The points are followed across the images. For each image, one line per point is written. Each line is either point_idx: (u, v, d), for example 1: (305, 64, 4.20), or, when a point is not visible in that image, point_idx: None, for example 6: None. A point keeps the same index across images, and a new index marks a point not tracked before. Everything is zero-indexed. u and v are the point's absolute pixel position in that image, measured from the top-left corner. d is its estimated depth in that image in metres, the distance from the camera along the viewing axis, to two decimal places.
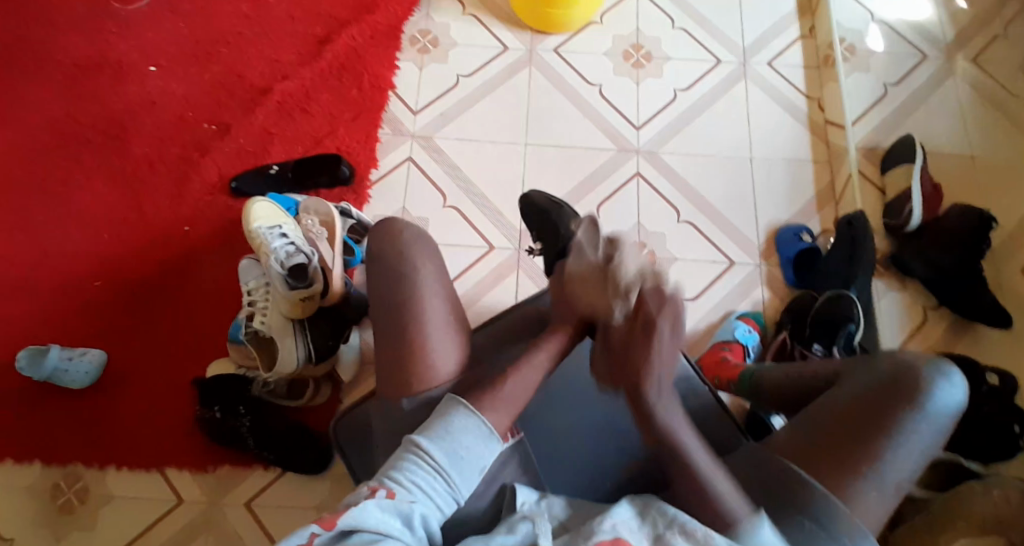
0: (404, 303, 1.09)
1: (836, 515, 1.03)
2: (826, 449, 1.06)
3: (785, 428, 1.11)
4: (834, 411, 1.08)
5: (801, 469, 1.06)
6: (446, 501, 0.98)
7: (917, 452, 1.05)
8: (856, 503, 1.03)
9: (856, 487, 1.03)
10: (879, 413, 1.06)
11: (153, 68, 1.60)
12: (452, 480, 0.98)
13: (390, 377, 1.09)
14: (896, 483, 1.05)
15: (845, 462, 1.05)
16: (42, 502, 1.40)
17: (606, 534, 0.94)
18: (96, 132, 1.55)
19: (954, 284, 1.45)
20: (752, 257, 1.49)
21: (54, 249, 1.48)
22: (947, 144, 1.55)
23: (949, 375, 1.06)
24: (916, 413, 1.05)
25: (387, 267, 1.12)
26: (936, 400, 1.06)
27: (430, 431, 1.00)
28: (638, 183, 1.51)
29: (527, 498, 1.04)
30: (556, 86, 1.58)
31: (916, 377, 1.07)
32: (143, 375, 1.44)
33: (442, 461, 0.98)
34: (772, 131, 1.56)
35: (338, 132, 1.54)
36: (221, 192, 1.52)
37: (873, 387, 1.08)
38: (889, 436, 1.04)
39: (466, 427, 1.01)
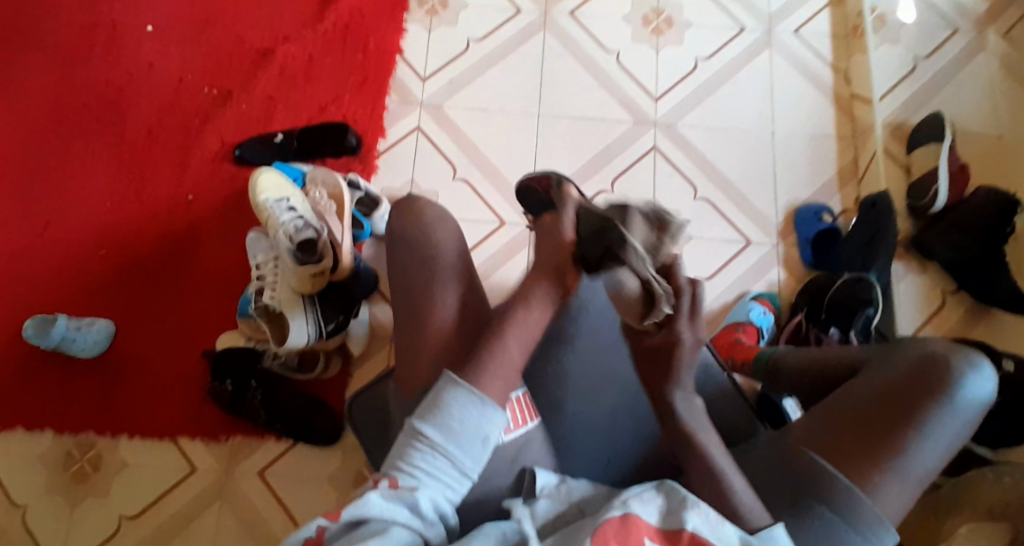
0: (425, 281, 1.10)
1: (859, 508, 1.02)
2: (850, 441, 1.05)
3: (805, 420, 1.10)
4: (856, 403, 1.07)
5: (823, 461, 1.05)
6: (454, 477, 0.96)
7: (943, 444, 1.04)
8: (881, 495, 1.02)
9: (880, 479, 1.02)
10: (903, 406, 1.05)
11: (152, 29, 1.55)
12: (454, 455, 0.96)
13: (403, 367, 1.07)
14: (920, 476, 1.04)
15: (870, 454, 1.04)
16: (54, 469, 1.41)
17: (615, 511, 0.92)
18: (96, 97, 1.52)
19: (972, 269, 1.44)
20: (768, 236, 1.46)
21: (60, 219, 1.47)
22: (975, 123, 1.50)
23: (978, 366, 1.06)
24: (939, 404, 1.05)
25: (407, 246, 1.13)
26: (961, 391, 1.06)
27: (425, 413, 0.98)
28: (654, 157, 1.47)
29: (547, 481, 1.02)
30: (572, 53, 1.52)
31: (940, 369, 1.06)
32: (152, 346, 1.45)
33: (441, 441, 0.96)
34: (793, 103, 1.51)
35: (344, 99, 1.50)
36: (224, 159, 1.49)
37: (899, 379, 1.07)
38: (914, 428, 1.03)
39: (461, 401, 0.98)
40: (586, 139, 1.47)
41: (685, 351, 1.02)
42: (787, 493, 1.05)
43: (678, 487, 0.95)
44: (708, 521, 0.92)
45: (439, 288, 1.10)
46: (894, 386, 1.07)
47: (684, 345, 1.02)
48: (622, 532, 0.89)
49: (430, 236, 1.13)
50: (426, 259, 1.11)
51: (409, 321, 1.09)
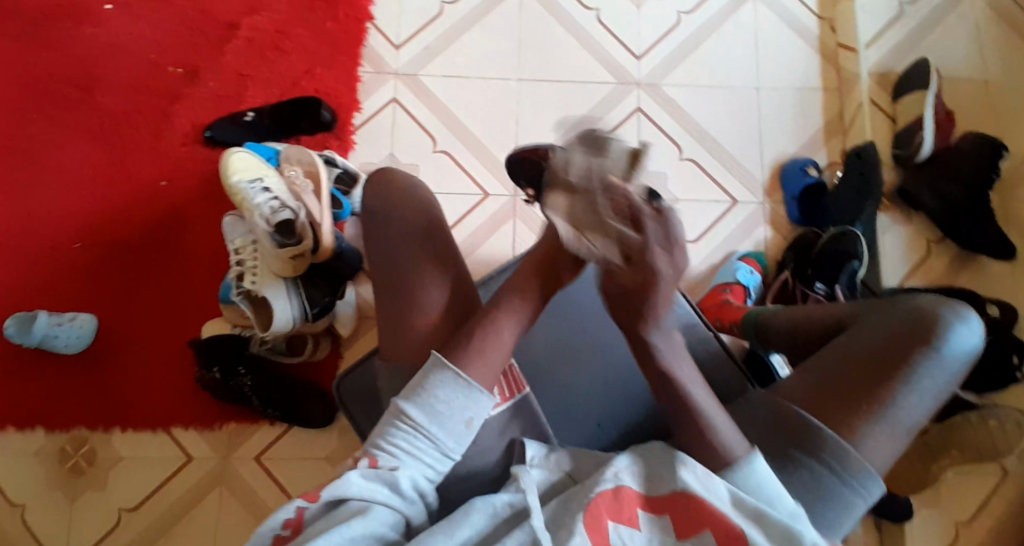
0: (399, 248, 1.05)
1: (847, 460, 1.02)
2: (839, 394, 1.04)
3: (795, 373, 1.09)
4: (846, 357, 1.07)
5: (812, 414, 1.04)
6: (435, 457, 0.95)
7: (928, 397, 1.04)
8: (867, 446, 1.02)
9: (868, 431, 1.02)
10: (893, 358, 1.05)
11: (108, 7, 1.48)
12: (435, 435, 0.95)
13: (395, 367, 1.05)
14: (908, 427, 1.04)
15: (858, 406, 1.03)
16: (48, 466, 1.40)
17: (609, 484, 0.92)
18: (57, 82, 1.45)
19: (961, 217, 1.42)
20: (755, 194, 1.44)
21: (29, 212, 1.42)
22: (962, 68, 1.48)
23: (968, 320, 1.06)
24: (928, 356, 1.05)
25: (381, 227, 1.07)
26: (950, 343, 1.05)
27: (407, 392, 0.97)
28: (639, 118, 1.44)
29: (536, 451, 1.00)
30: (551, 13, 1.47)
31: (931, 322, 1.06)
32: (136, 337, 1.42)
33: (421, 420, 0.95)
34: (778, 55, 1.48)
35: (315, 71, 1.44)
36: (196, 141, 1.44)
37: (890, 334, 1.06)
38: (903, 381, 1.04)
39: (445, 382, 0.96)
40: (569, 103, 1.43)
41: (665, 280, 0.88)
42: (777, 446, 1.04)
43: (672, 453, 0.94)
44: (700, 479, 0.92)
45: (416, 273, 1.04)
46: (885, 338, 1.06)
47: (664, 279, 0.88)
48: (615, 505, 0.91)
49: (405, 216, 1.07)
50: (407, 240, 1.06)
51: (388, 305, 1.04)
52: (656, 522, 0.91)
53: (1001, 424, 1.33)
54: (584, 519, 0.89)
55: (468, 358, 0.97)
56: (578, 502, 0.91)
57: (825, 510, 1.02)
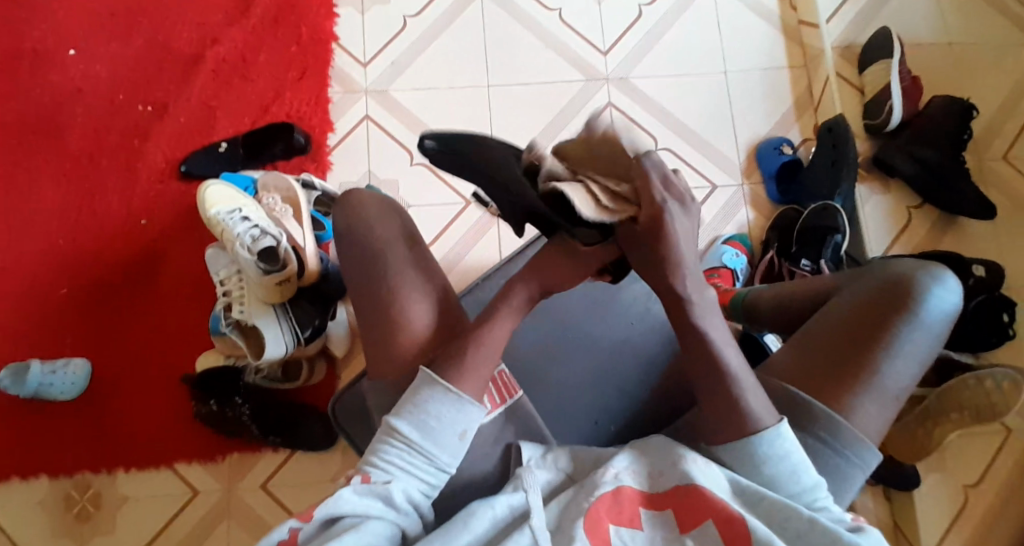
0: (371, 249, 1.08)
1: (840, 432, 1.04)
2: (825, 368, 1.07)
3: (784, 349, 1.11)
4: (828, 330, 1.09)
5: (800, 390, 1.06)
6: (430, 472, 0.95)
7: (914, 361, 1.06)
8: (857, 416, 1.04)
9: (857, 400, 1.04)
10: (873, 325, 1.07)
11: (71, 51, 1.47)
12: (429, 450, 0.95)
13: (376, 355, 1.05)
14: (896, 393, 1.06)
15: (844, 376, 1.06)
16: (55, 514, 1.40)
17: (608, 485, 0.92)
18: (25, 131, 1.44)
19: (937, 180, 1.43)
20: (734, 176, 1.46)
21: (11, 264, 1.42)
22: (925, 32, 1.49)
23: (943, 280, 1.08)
24: (908, 320, 1.07)
25: (355, 238, 1.09)
26: (930, 307, 1.08)
27: (398, 408, 0.97)
28: (611, 113, 1.44)
29: (532, 454, 1.00)
30: (514, 17, 1.47)
31: (909, 288, 1.08)
32: (132, 378, 1.42)
33: (414, 437, 0.96)
34: (742, 37, 1.49)
35: (286, 96, 1.44)
36: (172, 177, 1.43)
37: (868, 301, 1.09)
38: (887, 347, 1.06)
39: (438, 397, 0.97)
40: (540, 104, 1.44)
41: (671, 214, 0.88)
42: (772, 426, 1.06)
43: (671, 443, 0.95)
44: (700, 468, 0.93)
45: (396, 281, 1.06)
46: (865, 306, 1.09)
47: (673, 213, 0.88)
48: (615, 507, 0.91)
49: (368, 217, 1.09)
50: (372, 242, 1.08)
51: (371, 313, 1.06)
52: (658, 517, 0.91)
53: (998, 383, 1.29)
54: (585, 524, 0.89)
55: (457, 368, 0.99)
56: (578, 508, 0.91)
57: (826, 481, 1.04)
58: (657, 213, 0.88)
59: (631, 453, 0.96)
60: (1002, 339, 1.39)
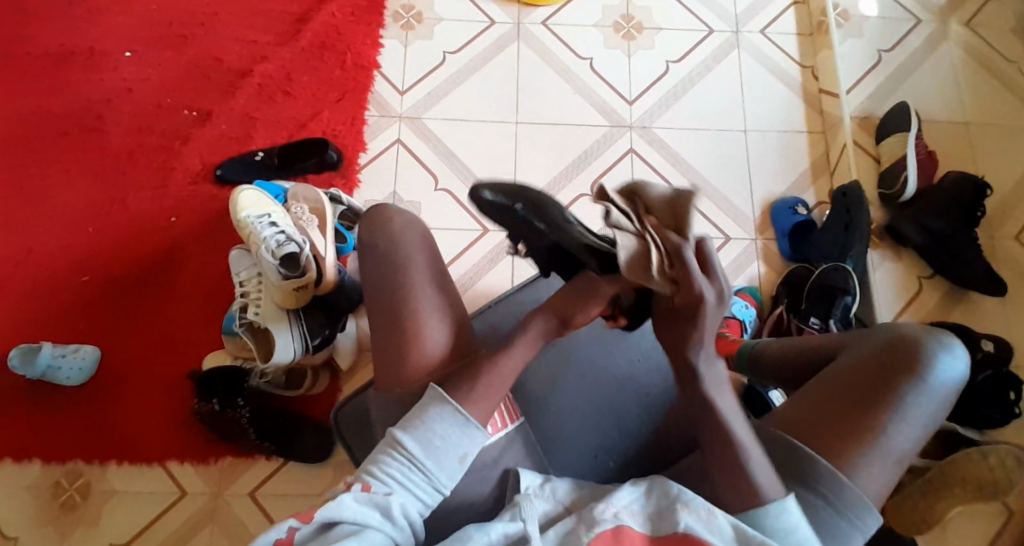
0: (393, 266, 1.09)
1: (839, 491, 1.03)
2: (828, 423, 1.06)
3: (787, 404, 1.11)
4: (833, 386, 1.09)
5: (801, 444, 1.06)
6: (426, 490, 0.96)
7: (917, 425, 1.06)
8: (857, 476, 1.04)
9: (858, 460, 1.04)
10: (878, 385, 1.06)
11: (127, 53, 1.56)
12: (429, 470, 0.97)
13: (387, 364, 1.06)
14: (898, 457, 1.05)
15: (848, 436, 1.05)
16: (43, 500, 1.38)
17: (609, 523, 0.93)
18: (74, 123, 1.52)
19: (948, 254, 1.44)
20: (747, 232, 1.48)
21: (39, 246, 1.46)
22: (943, 110, 1.53)
23: (951, 348, 1.07)
24: (915, 384, 1.06)
25: (381, 255, 1.10)
26: (937, 372, 1.07)
27: (403, 423, 0.99)
28: (632, 158, 1.49)
29: (531, 482, 1.01)
30: (547, 62, 1.54)
31: (916, 351, 1.07)
32: (138, 370, 1.43)
33: (416, 452, 0.97)
34: (764, 100, 1.55)
35: (323, 114, 1.51)
36: (206, 180, 1.49)
37: (874, 360, 1.09)
38: (891, 408, 1.05)
39: (444, 418, 0.99)
40: (564, 144, 1.49)
41: (712, 307, 0.93)
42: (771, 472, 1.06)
43: (666, 481, 0.98)
44: (703, 519, 0.94)
45: (415, 304, 1.07)
46: (869, 367, 1.08)
47: (708, 305, 0.93)
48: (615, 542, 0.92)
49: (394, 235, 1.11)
50: (394, 258, 1.09)
51: (385, 331, 1.07)
52: None
53: (1002, 460, 1.27)
54: None
55: (469, 390, 1.01)
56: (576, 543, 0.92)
57: (822, 541, 1.03)
58: (697, 304, 0.93)
59: (633, 493, 0.97)
60: (1007, 416, 1.38)
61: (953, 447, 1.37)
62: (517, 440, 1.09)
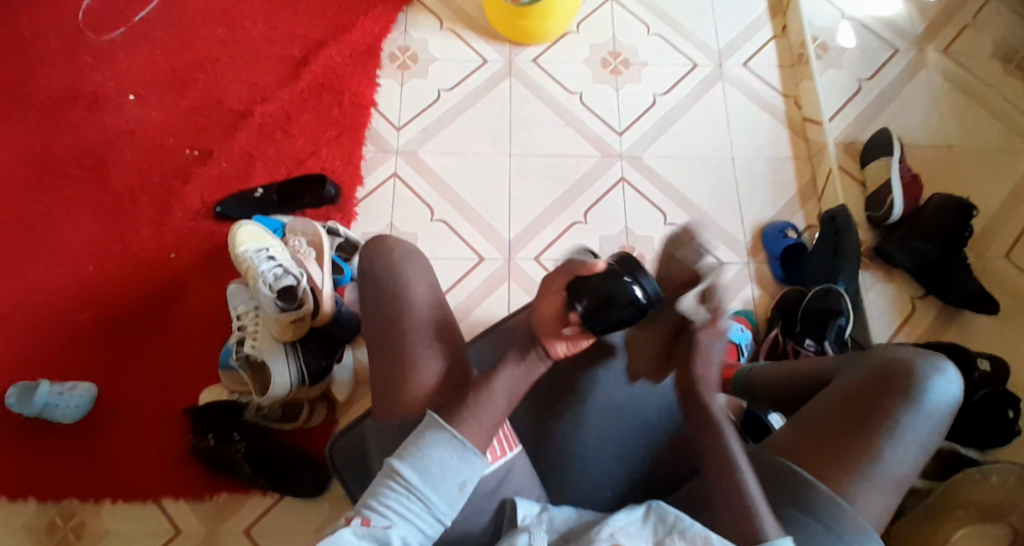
0: (391, 311, 1.07)
1: (841, 518, 1.02)
2: (826, 450, 1.06)
3: (782, 431, 1.11)
4: (829, 412, 1.08)
5: (801, 471, 1.06)
6: (426, 520, 0.95)
7: (914, 447, 1.05)
8: (858, 502, 1.04)
9: (858, 487, 1.04)
10: (875, 410, 1.06)
11: (131, 97, 1.60)
12: (427, 498, 0.95)
13: (384, 397, 1.06)
14: (896, 480, 1.05)
15: (843, 459, 1.05)
16: (36, 540, 1.36)
17: (604, 542, 0.93)
18: (76, 164, 1.54)
19: (936, 273, 1.47)
20: (739, 255, 1.51)
21: (40, 284, 1.47)
22: (925, 135, 1.57)
23: (944, 370, 1.07)
24: (910, 408, 1.06)
25: (379, 284, 1.09)
26: (930, 394, 1.07)
27: (400, 452, 0.98)
28: (623, 188, 1.52)
29: (527, 512, 1.01)
30: (538, 96, 1.59)
31: (909, 373, 1.07)
32: (135, 406, 1.42)
33: (414, 481, 0.96)
34: (751, 130, 1.59)
35: (321, 151, 1.54)
36: (206, 217, 1.52)
37: (869, 384, 1.08)
38: (888, 433, 1.05)
39: (439, 445, 0.98)
40: (558, 174, 1.53)
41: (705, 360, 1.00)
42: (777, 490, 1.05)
43: (665, 508, 0.97)
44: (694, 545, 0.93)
45: (413, 335, 1.06)
46: (865, 393, 1.08)
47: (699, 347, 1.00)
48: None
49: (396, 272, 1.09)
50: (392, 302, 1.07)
51: (384, 361, 1.06)
52: None
53: (1003, 480, 1.29)
54: None
55: (461, 410, 1.01)
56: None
57: None
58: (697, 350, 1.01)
59: (632, 517, 0.97)
60: (1011, 434, 1.38)
61: (955, 467, 1.37)
62: (517, 467, 1.07)
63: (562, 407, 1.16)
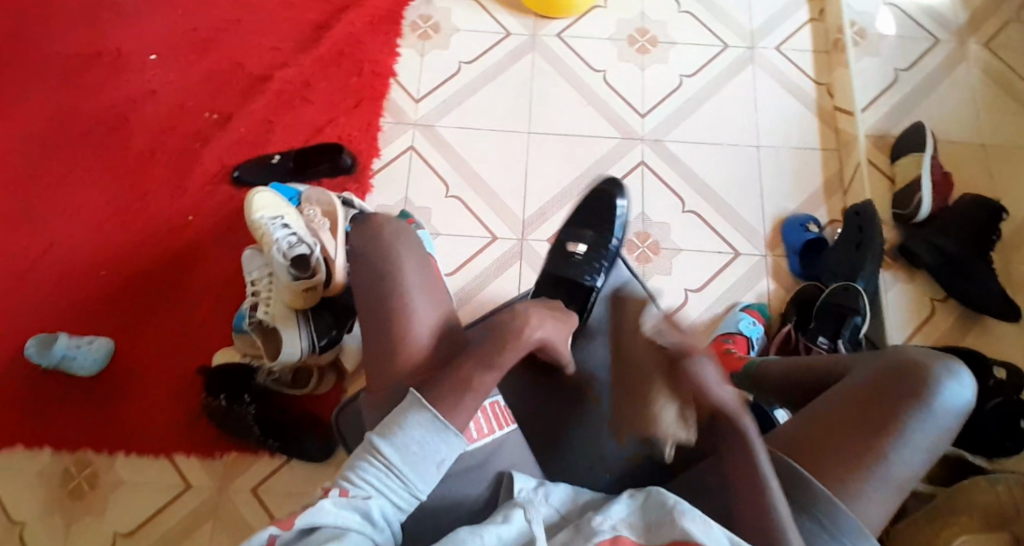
0: (384, 292, 1.03)
1: (839, 517, 0.99)
2: (829, 446, 1.03)
3: (786, 424, 1.09)
4: (837, 409, 1.06)
5: (803, 466, 1.03)
6: (403, 495, 0.93)
7: (918, 452, 1.02)
8: (858, 503, 1.00)
9: (859, 486, 1.00)
10: (883, 409, 1.03)
11: (153, 57, 1.61)
12: (406, 476, 0.93)
13: (378, 375, 1.02)
14: (899, 482, 1.02)
15: (843, 456, 1.02)
16: (51, 487, 1.39)
17: (605, 534, 0.91)
18: (100, 124, 1.56)
19: (959, 275, 1.42)
20: (756, 247, 1.47)
21: (61, 240, 1.50)
22: (960, 130, 1.52)
23: (957, 375, 1.04)
24: (920, 411, 1.03)
25: (376, 267, 1.05)
26: (941, 399, 1.03)
27: (381, 427, 0.95)
28: (642, 171, 1.50)
29: (524, 485, 0.99)
30: (559, 72, 1.56)
31: (921, 377, 1.04)
32: (148, 364, 1.45)
33: (394, 459, 0.93)
34: (777, 117, 1.55)
35: (338, 120, 1.54)
36: (223, 181, 1.53)
37: (880, 384, 1.05)
38: (895, 433, 1.02)
39: (420, 424, 0.95)
40: (575, 153, 1.51)
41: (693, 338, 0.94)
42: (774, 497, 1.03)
43: (662, 491, 0.95)
44: (700, 528, 0.90)
45: (410, 323, 1.03)
46: (874, 393, 1.05)
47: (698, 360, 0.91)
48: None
49: (390, 250, 1.05)
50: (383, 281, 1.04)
51: (379, 341, 1.03)
52: None
53: (1008, 487, 1.26)
54: None
55: (458, 397, 0.96)
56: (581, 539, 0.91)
57: None
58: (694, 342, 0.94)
59: (627, 507, 0.95)
60: (1020, 444, 1.34)
61: (961, 474, 1.33)
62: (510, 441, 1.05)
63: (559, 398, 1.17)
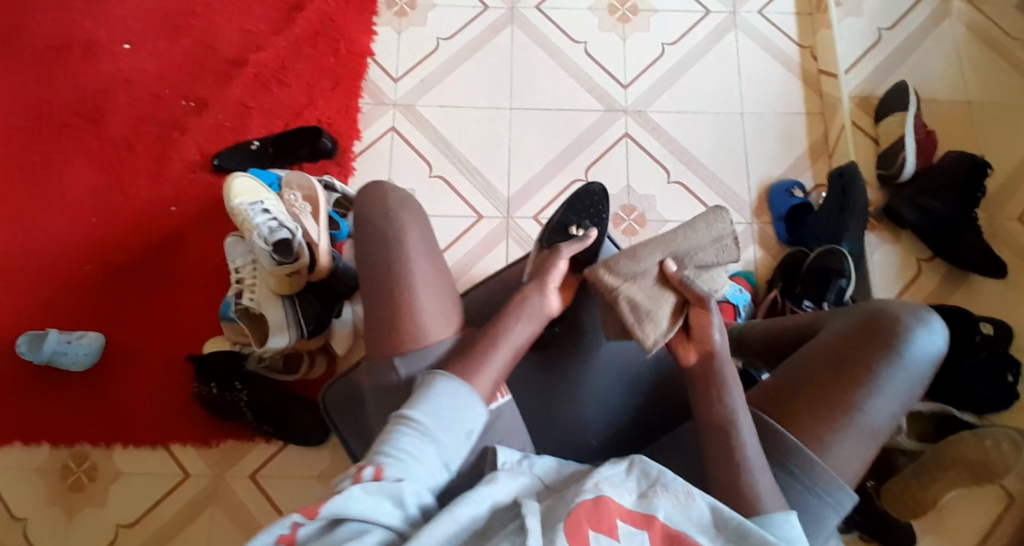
0: (386, 263, 1.02)
1: (814, 469, 0.98)
2: (802, 402, 1.01)
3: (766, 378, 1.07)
4: (809, 363, 1.04)
5: (775, 422, 1.01)
6: (438, 465, 0.92)
7: (893, 403, 1.01)
8: (832, 455, 0.99)
9: (833, 438, 0.99)
10: (855, 360, 1.01)
11: (124, 45, 1.58)
12: (441, 441, 0.92)
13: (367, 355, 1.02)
14: (874, 432, 1.01)
15: (819, 408, 1.01)
16: (50, 481, 1.41)
17: (588, 494, 0.89)
18: (75, 115, 1.54)
19: (943, 232, 1.42)
20: (742, 216, 1.47)
21: (44, 236, 1.49)
22: (942, 88, 1.51)
23: (927, 323, 1.02)
24: (891, 361, 1.01)
25: (377, 238, 1.03)
26: (912, 348, 1.01)
27: (411, 400, 0.95)
28: (626, 143, 1.49)
29: (509, 458, 0.94)
30: (539, 45, 1.55)
31: (893, 325, 1.02)
32: (138, 357, 1.45)
33: (429, 426, 0.92)
34: (760, 81, 1.53)
35: (318, 103, 1.52)
36: (204, 169, 1.52)
37: (850, 336, 1.03)
38: (868, 384, 1.00)
39: (448, 390, 0.95)
40: (559, 128, 1.50)
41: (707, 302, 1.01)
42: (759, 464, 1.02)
43: (645, 460, 0.93)
44: (681, 503, 0.90)
45: (413, 296, 1.00)
46: (845, 345, 1.03)
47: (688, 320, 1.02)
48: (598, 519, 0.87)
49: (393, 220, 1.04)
50: (387, 248, 1.02)
51: (375, 323, 1.01)
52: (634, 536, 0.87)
53: (996, 443, 1.22)
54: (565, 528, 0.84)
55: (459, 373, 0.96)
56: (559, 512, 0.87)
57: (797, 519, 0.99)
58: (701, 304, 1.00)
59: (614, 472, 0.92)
60: (1004, 397, 1.35)
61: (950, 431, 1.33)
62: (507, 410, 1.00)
63: (554, 364, 1.11)
